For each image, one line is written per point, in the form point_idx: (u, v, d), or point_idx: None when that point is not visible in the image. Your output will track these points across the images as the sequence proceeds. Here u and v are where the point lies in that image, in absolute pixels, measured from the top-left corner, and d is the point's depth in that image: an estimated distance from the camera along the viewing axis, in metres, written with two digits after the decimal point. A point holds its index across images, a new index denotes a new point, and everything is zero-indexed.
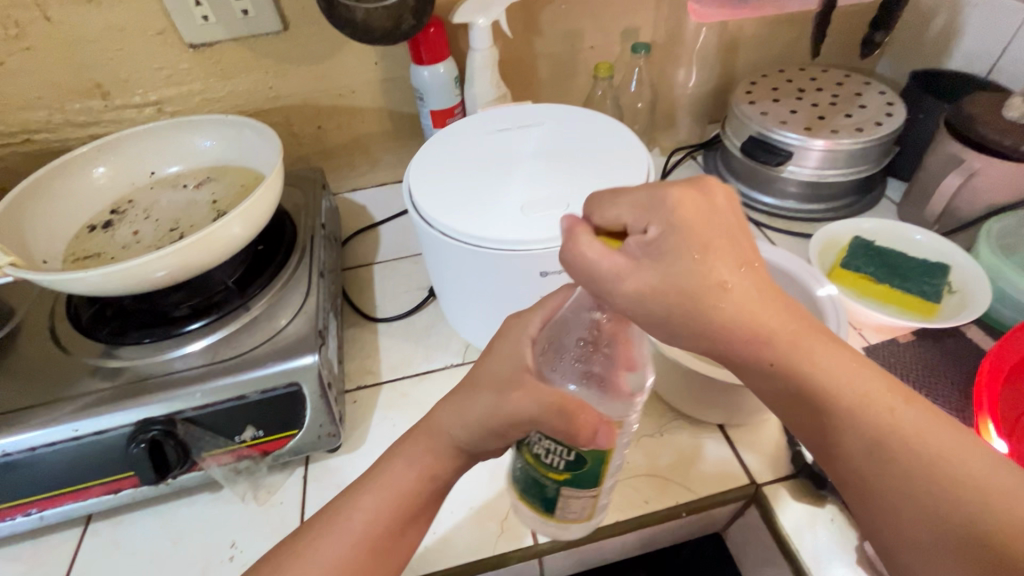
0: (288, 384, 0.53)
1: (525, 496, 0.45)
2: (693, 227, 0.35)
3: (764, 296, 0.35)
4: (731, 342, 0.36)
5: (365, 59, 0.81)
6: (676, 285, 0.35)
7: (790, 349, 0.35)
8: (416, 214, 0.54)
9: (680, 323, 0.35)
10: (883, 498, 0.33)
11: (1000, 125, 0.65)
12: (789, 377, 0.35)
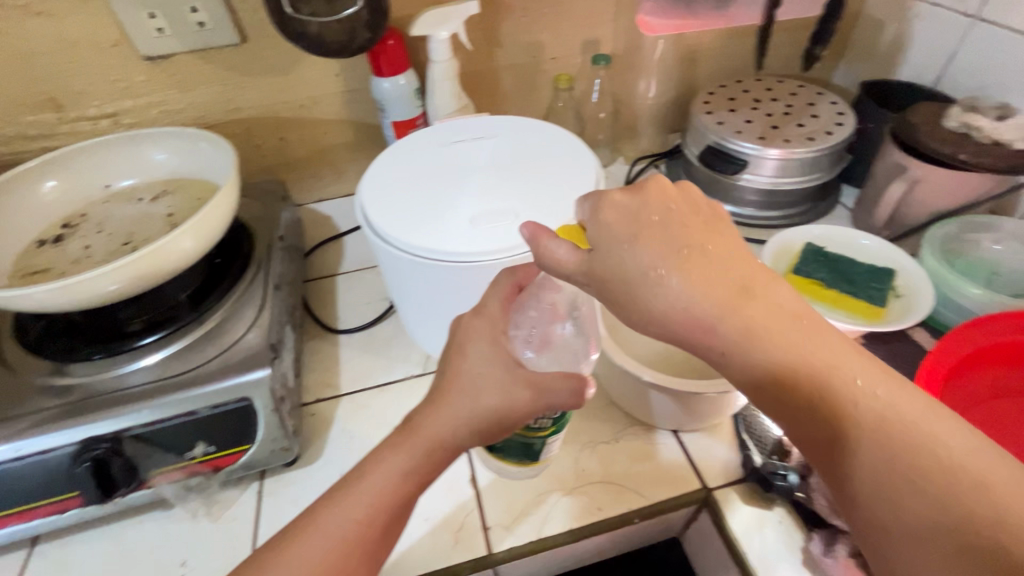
0: (240, 399, 0.53)
1: (499, 454, 0.52)
2: (640, 219, 0.39)
3: (718, 275, 0.37)
4: (684, 325, 0.37)
5: (326, 71, 0.81)
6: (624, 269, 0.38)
7: (751, 326, 0.36)
8: (368, 226, 0.54)
9: (634, 303, 0.38)
10: (863, 482, 0.33)
11: (940, 134, 0.67)
12: (760, 357, 0.35)
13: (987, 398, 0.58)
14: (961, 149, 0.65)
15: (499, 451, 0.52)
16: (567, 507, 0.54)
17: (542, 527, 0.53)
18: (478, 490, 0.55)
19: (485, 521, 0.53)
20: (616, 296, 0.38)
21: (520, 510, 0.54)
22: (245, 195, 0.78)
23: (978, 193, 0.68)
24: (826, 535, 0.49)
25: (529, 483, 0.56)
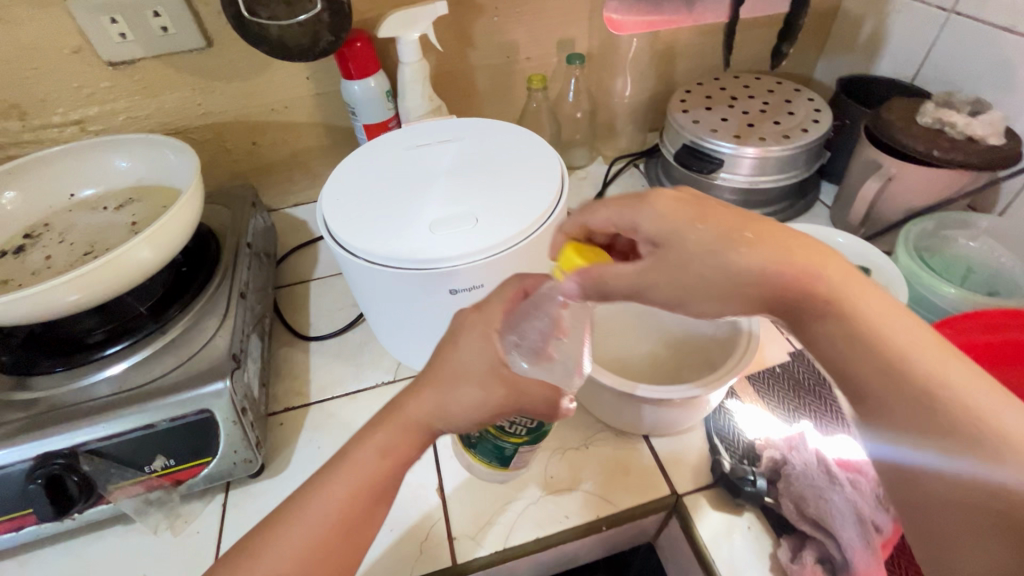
0: (199, 411, 0.52)
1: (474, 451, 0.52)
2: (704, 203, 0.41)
3: (791, 249, 0.39)
4: (751, 279, 0.39)
5: (296, 74, 0.80)
6: (683, 237, 0.40)
7: (832, 291, 0.38)
8: (328, 233, 0.53)
9: (697, 270, 0.40)
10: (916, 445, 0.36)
11: (915, 130, 0.66)
12: (834, 316, 0.38)
13: None
14: (934, 146, 0.64)
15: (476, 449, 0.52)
16: (534, 515, 0.53)
17: (508, 536, 0.52)
18: (444, 499, 0.55)
19: (451, 530, 0.53)
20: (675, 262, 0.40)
21: (486, 519, 0.53)
22: (215, 201, 0.77)
23: (953, 190, 0.67)
24: (794, 541, 0.48)
25: (497, 491, 0.55)
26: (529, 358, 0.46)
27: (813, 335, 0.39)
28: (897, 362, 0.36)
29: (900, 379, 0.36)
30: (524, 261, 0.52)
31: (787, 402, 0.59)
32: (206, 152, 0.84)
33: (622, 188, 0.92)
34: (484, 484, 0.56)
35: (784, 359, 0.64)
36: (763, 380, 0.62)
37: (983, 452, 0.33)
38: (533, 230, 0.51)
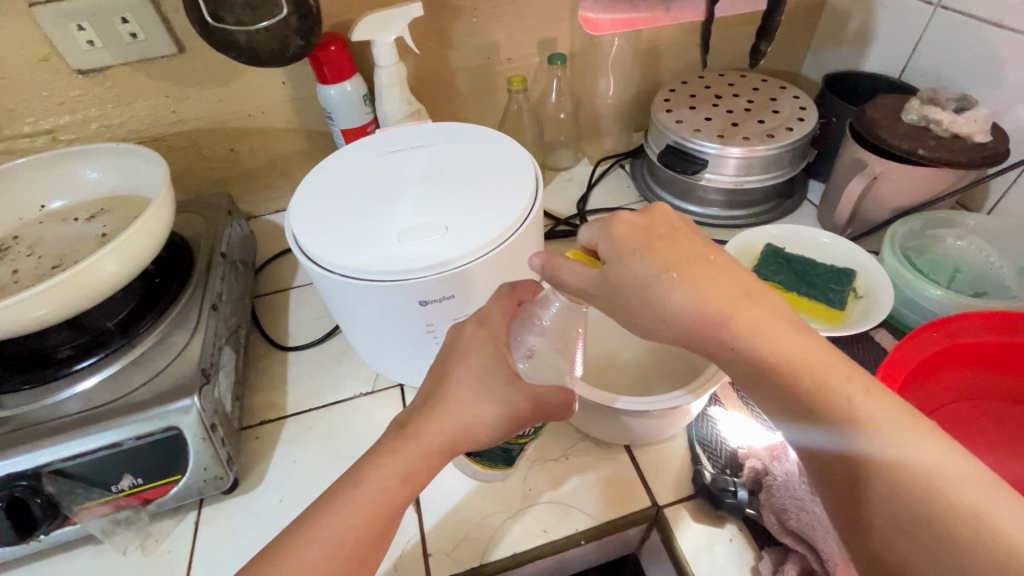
0: (166, 428, 0.51)
1: (478, 458, 0.49)
2: (640, 240, 0.40)
3: (727, 291, 0.38)
4: (683, 315, 0.38)
5: (271, 79, 0.78)
6: (621, 271, 0.39)
7: (772, 344, 0.36)
8: (296, 245, 0.52)
9: (633, 303, 0.39)
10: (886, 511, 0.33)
11: (900, 129, 0.65)
12: (784, 375, 0.36)
13: (937, 407, 0.57)
14: (919, 144, 0.62)
15: (479, 455, 0.49)
16: (513, 530, 0.52)
17: (485, 551, 0.51)
18: (421, 513, 0.53)
19: (426, 547, 0.51)
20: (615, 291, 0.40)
21: (464, 533, 0.52)
22: (191, 209, 0.76)
23: (940, 188, 0.66)
24: (775, 553, 0.47)
25: (475, 505, 0.54)
26: (530, 360, 0.48)
27: (772, 402, 0.37)
28: (869, 429, 0.33)
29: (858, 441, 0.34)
30: (497, 270, 0.51)
31: None
32: (183, 160, 0.82)
33: (607, 189, 0.91)
34: (462, 498, 0.54)
35: None
36: None
37: (953, 519, 0.31)
38: (506, 237, 0.50)
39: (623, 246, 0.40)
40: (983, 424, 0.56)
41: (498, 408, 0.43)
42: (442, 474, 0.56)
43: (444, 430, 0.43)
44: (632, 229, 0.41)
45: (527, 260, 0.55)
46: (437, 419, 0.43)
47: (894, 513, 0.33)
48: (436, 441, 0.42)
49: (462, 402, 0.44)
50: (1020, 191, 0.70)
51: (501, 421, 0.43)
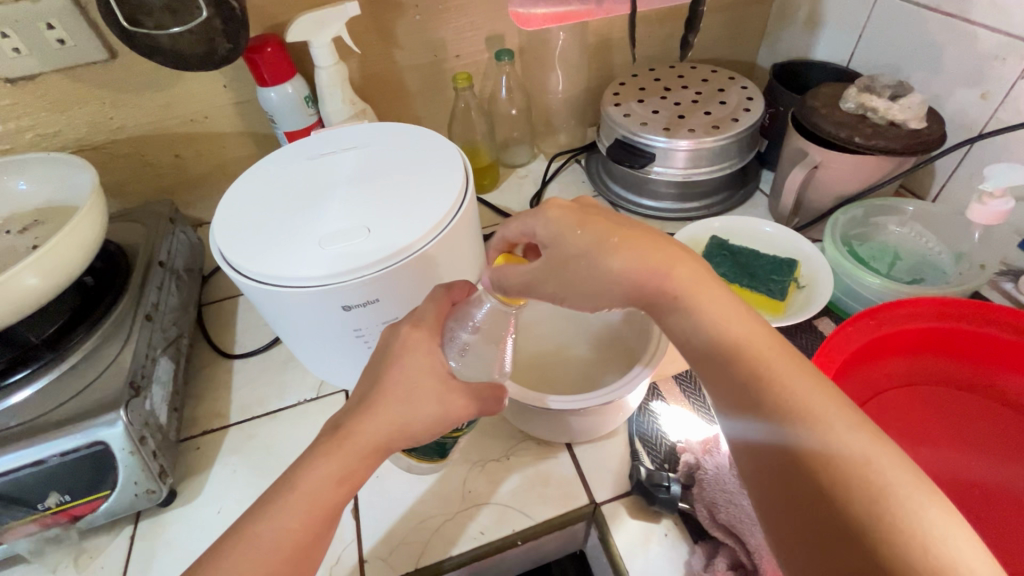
0: (92, 444, 0.50)
1: (414, 454, 0.50)
2: (587, 223, 0.42)
3: (679, 271, 0.40)
4: (626, 279, 0.41)
5: (212, 83, 0.77)
6: (563, 248, 0.42)
7: (718, 325, 0.38)
8: (221, 253, 0.51)
9: (575, 277, 0.42)
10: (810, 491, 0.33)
11: (839, 117, 0.65)
12: (732, 354, 0.37)
13: (879, 394, 0.57)
14: (855, 132, 0.62)
15: (415, 450, 0.49)
16: (450, 533, 0.51)
17: (422, 555, 0.50)
18: (359, 520, 0.53)
19: (363, 553, 0.51)
20: (563, 270, 0.42)
21: (401, 538, 0.51)
22: (132, 217, 0.74)
23: (881, 175, 0.66)
24: (708, 547, 0.47)
25: (413, 509, 0.53)
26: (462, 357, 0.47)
27: (719, 382, 0.38)
28: (800, 410, 0.34)
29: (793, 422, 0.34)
30: (424, 271, 0.50)
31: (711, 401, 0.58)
32: (126, 168, 0.81)
33: (562, 185, 0.90)
34: (400, 502, 0.54)
35: None
36: (689, 379, 0.61)
37: (879, 506, 0.31)
38: (431, 237, 0.49)
39: (562, 230, 0.42)
40: (924, 410, 0.56)
41: (430, 411, 0.42)
42: (381, 478, 0.56)
43: (369, 435, 0.40)
44: (570, 214, 0.42)
45: (459, 260, 0.54)
46: (363, 425, 0.41)
47: (820, 494, 0.32)
48: (359, 448, 0.40)
49: (390, 404, 0.41)
50: (961, 177, 0.71)
51: (427, 426, 0.42)
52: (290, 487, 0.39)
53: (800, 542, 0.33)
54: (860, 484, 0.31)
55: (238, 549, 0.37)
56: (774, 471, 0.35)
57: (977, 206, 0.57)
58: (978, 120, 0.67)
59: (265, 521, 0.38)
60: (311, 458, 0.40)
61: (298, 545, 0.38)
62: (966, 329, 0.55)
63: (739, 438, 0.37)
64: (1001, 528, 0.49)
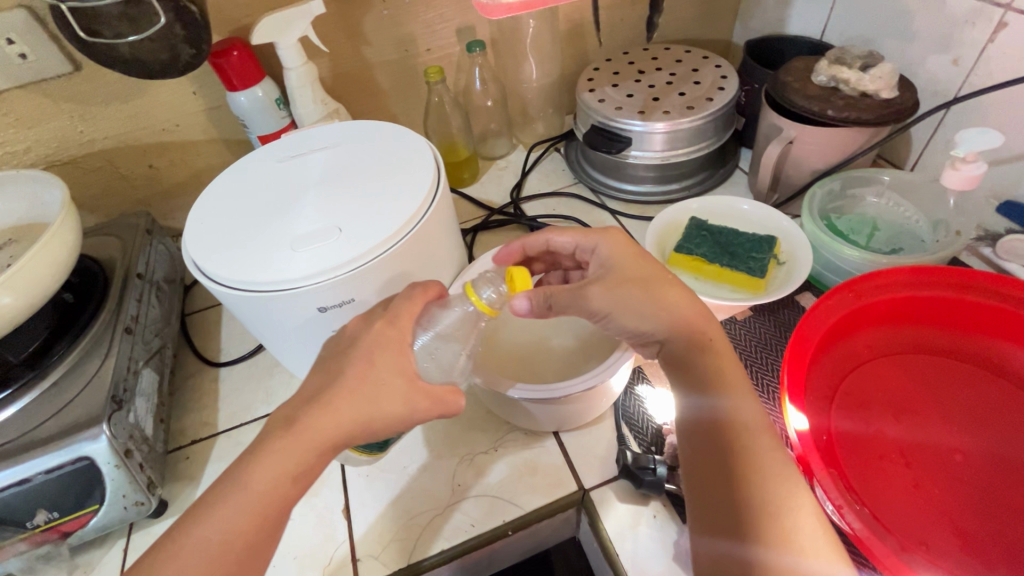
0: (77, 460, 0.50)
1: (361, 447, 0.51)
2: (635, 259, 0.49)
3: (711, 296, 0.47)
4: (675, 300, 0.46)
5: (181, 90, 0.76)
6: (614, 270, 0.49)
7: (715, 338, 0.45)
8: (194, 263, 0.50)
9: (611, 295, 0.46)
10: (726, 466, 0.39)
11: (811, 90, 0.65)
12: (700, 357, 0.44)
13: (858, 366, 0.56)
14: (827, 105, 0.62)
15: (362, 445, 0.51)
16: (439, 527, 0.52)
17: (414, 552, 0.50)
18: (350, 519, 0.53)
19: (355, 552, 0.51)
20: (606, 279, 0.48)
21: (391, 535, 0.52)
22: (109, 231, 0.74)
23: (856, 146, 0.66)
24: None
25: (403, 506, 0.53)
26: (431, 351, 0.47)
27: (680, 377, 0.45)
28: (743, 407, 0.41)
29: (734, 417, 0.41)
30: (396, 267, 0.50)
31: None
32: (100, 181, 0.80)
33: (542, 174, 0.90)
34: (390, 499, 0.54)
35: None
36: None
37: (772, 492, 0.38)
38: (402, 235, 0.49)
39: (621, 261, 0.49)
40: (904, 380, 0.55)
41: (395, 403, 0.42)
42: (371, 477, 0.56)
43: (329, 426, 0.40)
44: (628, 248, 0.50)
45: (433, 255, 0.54)
46: (323, 417, 0.40)
47: (733, 469, 0.39)
48: (318, 439, 0.40)
49: (355, 392, 0.41)
50: (938, 145, 0.71)
51: (392, 417, 0.42)
52: (242, 486, 0.38)
53: (703, 502, 0.40)
54: (766, 472, 0.38)
55: (195, 543, 0.37)
56: (701, 453, 0.41)
57: (951, 171, 0.57)
58: (950, 86, 0.66)
59: (221, 517, 0.38)
60: (267, 451, 0.39)
61: (249, 541, 0.38)
62: (937, 295, 0.56)
63: (686, 417, 0.43)
64: (987, 490, 0.48)
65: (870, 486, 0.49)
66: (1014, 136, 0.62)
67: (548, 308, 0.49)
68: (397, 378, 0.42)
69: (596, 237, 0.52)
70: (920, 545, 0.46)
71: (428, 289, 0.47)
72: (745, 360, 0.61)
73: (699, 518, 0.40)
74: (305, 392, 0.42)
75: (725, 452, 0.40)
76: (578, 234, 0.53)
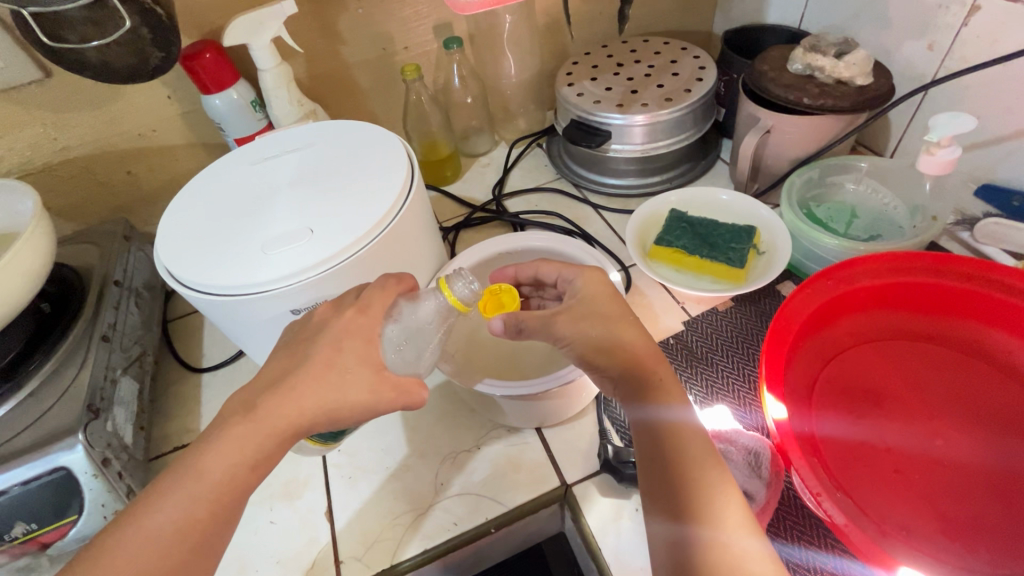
0: (54, 470, 0.49)
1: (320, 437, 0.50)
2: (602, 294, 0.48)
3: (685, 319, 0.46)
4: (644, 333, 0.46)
5: (155, 94, 0.74)
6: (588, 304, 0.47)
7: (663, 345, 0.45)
8: (167, 270, 0.50)
9: (578, 322, 0.46)
10: (680, 472, 0.39)
11: (787, 79, 0.65)
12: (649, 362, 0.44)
13: (838, 354, 0.56)
14: (803, 93, 0.62)
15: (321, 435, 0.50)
16: (422, 526, 0.52)
17: (397, 551, 0.50)
18: (332, 520, 0.53)
19: (338, 554, 0.51)
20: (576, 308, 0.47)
21: (375, 536, 0.51)
22: (85, 239, 0.73)
23: (833, 134, 0.66)
24: None
25: (386, 506, 0.53)
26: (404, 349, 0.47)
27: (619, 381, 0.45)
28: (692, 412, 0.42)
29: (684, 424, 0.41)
30: (371, 266, 0.50)
31: (679, 373, 0.60)
32: (78, 189, 0.77)
33: (524, 171, 0.90)
34: (373, 499, 0.54)
35: (679, 329, 0.64)
36: None
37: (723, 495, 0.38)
38: (374, 234, 0.49)
39: (593, 294, 0.48)
40: (883, 366, 0.55)
41: (360, 391, 0.42)
42: (354, 479, 0.56)
43: (292, 413, 0.40)
44: (601, 282, 0.49)
45: (408, 252, 0.54)
46: (283, 405, 0.40)
47: (687, 476, 0.39)
48: (276, 424, 0.40)
49: (320, 378, 0.41)
50: (916, 131, 0.71)
51: (357, 407, 0.42)
52: (199, 474, 0.38)
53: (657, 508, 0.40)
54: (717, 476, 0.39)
55: (143, 524, 0.37)
56: (641, 441, 0.42)
57: (926, 156, 0.57)
58: (926, 70, 0.66)
59: (171, 505, 0.38)
60: (224, 438, 0.39)
61: (206, 529, 0.38)
62: (915, 282, 0.56)
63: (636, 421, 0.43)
64: (965, 473, 0.48)
65: (849, 473, 0.49)
66: (990, 119, 0.62)
67: (519, 331, 0.48)
68: (360, 367, 0.42)
69: (577, 271, 0.50)
70: (899, 531, 0.46)
71: (401, 279, 0.48)
72: (726, 350, 0.61)
73: (656, 521, 0.40)
74: (266, 376, 0.42)
75: (674, 449, 0.40)
76: (564, 266, 0.51)
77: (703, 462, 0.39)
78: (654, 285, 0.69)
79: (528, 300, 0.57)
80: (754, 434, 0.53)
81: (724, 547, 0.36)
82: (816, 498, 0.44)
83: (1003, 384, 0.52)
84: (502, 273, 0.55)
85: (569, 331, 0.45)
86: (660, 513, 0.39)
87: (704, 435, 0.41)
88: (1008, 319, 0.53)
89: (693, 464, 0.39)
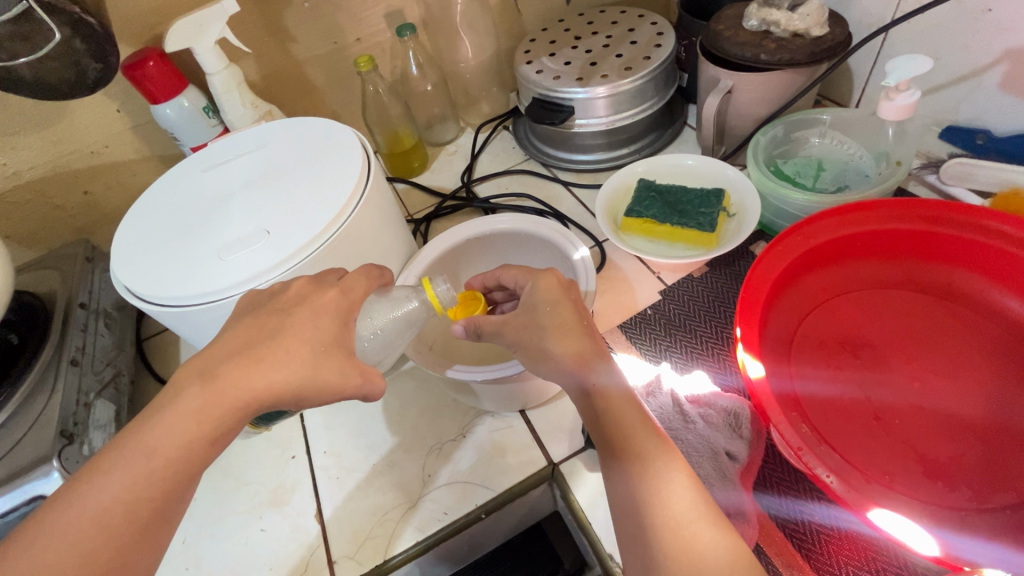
0: (31, 500, 0.49)
1: (258, 424, 0.53)
2: (544, 289, 0.45)
3: None
4: (592, 326, 0.44)
5: (104, 109, 0.71)
6: (532, 304, 0.45)
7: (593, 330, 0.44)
8: (125, 287, 0.48)
9: (532, 317, 0.44)
10: (628, 447, 0.40)
11: (744, 36, 0.63)
12: (592, 336, 0.44)
13: (813, 309, 0.56)
14: (760, 49, 0.62)
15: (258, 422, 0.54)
16: (411, 518, 0.51)
17: (388, 546, 0.50)
18: (324, 518, 0.53)
19: (330, 555, 0.50)
20: (535, 288, 0.46)
21: (366, 533, 0.51)
22: (47, 264, 0.71)
23: (794, 89, 0.66)
24: None
25: (376, 502, 0.53)
26: (375, 339, 0.47)
27: (556, 365, 0.43)
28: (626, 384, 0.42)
29: (615, 403, 0.41)
30: (335, 259, 0.49)
31: (657, 343, 0.60)
32: (34, 215, 0.74)
33: (492, 154, 0.88)
34: (362, 495, 0.54)
35: (656, 299, 0.64)
36: (635, 327, 0.62)
37: (664, 461, 0.39)
38: (333, 230, 0.48)
39: (546, 296, 0.45)
40: (859, 316, 0.55)
41: (332, 372, 0.41)
42: (341, 478, 0.55)
43: (257, 386, 0.39)
44: (550, 278, 0.46)
45: (372, 244, 0.53)
46: (246, 376, 0.39)
47: (635, 445, 0.40)
48: (244, 414, 0.39)
49: (291, 352, 0.40)
50: (877, 80, 0.70)
51: (329, 390, 0.41)
52: (151, 451, 0.37)
53: (614, 480, 0.40)
54: (659, 444, 0.40)
55: (90, 503, 0.35)
56: (599, 415, 0.41)
57: (886, 102, 0.57)
58: (881, 16, 0.66)
59: (129, 501, 0.36)
60: (184, 426, 0.38)
61: (160, 507, 0.37)
62: (887, 228, 0.56)
63: (584, 394, 0.42)
64: (945, 414, 0.49)
65: (831, 425, 0.49)
66: (949, 58, 0.62)
67: (479, 335, 0.47)
68: (331, 347, 0.41)
69: (532, 275, 0.47)
70: (885, 476, 0.46)
71: (382, 271, 0.48)
72: (704, 315, 0.61)
73: (622, 493, 0.40)
74: (224, 348, 0.40)
75: (621, 422, 0.40)
76: (521, 271, 0.49)
77: (643, 432, 0.40)
78: (629, 257, 0.69)
79: (501, 305, 0.55)
80: (732, 395, 0.52)
81: (673, 518, 0.37)
82: (796, 452, 0.44)
83: (980, 327, 0.52)
84: (473, 279, 0.55)
85: (535, 309, 0.44)
86: (629, 479, 0.39)
87: (640, 407, 0.42)
88: (980, 260, 0.54)
89: (636, 434, 0.40)
